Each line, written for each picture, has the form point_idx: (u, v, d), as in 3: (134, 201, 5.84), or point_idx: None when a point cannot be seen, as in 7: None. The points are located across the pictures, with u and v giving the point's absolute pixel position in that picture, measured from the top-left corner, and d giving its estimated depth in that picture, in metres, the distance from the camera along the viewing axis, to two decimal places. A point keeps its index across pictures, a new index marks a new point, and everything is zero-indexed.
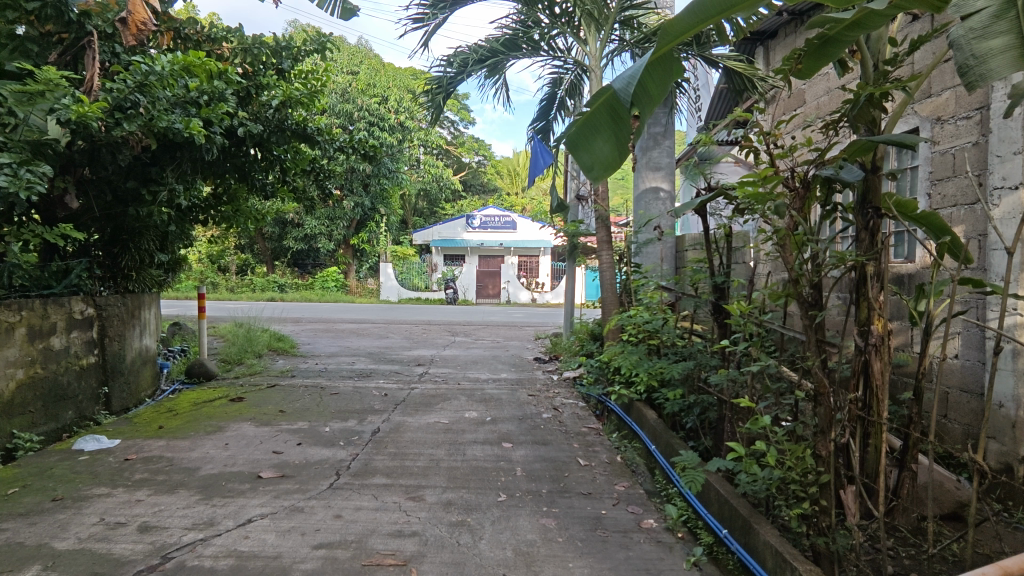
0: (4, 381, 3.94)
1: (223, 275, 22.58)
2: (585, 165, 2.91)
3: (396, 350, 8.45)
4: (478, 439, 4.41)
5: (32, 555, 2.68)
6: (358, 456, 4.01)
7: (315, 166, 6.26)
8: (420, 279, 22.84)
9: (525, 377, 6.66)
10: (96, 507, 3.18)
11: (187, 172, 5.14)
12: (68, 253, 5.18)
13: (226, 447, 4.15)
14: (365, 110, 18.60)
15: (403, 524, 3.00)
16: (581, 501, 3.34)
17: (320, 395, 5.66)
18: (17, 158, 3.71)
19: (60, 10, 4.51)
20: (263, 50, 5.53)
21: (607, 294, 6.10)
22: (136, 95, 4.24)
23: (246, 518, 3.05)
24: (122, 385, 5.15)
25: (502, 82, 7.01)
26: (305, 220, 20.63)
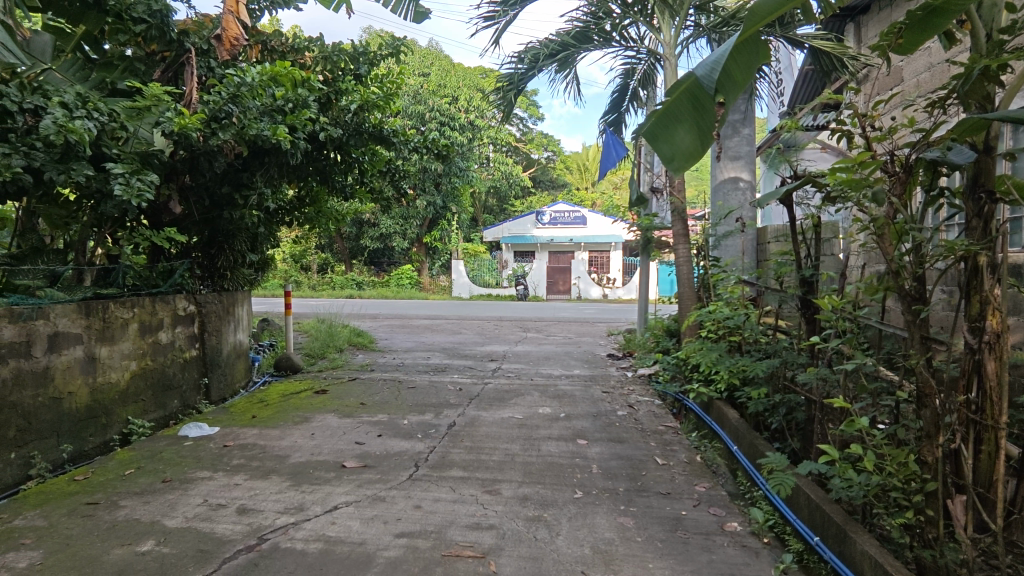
0: (121, 371, 4.34)
1: (305, 274, 23.84)
2: (665, 157, 2.84)
3: (469, 346, 8.59)
4: (553, 435, 4.41)
5: (146, 530, 2.93)
6: (435, 449, 4.11)
7: (391, 167, 6.47)
8: (491, 276, 23.05)
9: (598, 374, 6.60)
10: (200, 489, 3.44)
11: (274, 176, 5.44)
12: (172, 254, 5.57)
13: (312, 437, 4.37)
14: (436, 110, 19.01)
15: (480, 517, 3.05)
16: (660, 501, 3.27)
17: (398, 388, 5.86)
18: (129, 168, 4.04)
19: (163, 31, 4.88)
20: (342, 57, 5.77)
21: (684, 289, 5.92)
22: (230, 106, 4.52)
23: (332, 505, 3.20)
24: (219, 377, 5.55)
25: (573, 76, 6.95)
26: (380, 220, 21.34)
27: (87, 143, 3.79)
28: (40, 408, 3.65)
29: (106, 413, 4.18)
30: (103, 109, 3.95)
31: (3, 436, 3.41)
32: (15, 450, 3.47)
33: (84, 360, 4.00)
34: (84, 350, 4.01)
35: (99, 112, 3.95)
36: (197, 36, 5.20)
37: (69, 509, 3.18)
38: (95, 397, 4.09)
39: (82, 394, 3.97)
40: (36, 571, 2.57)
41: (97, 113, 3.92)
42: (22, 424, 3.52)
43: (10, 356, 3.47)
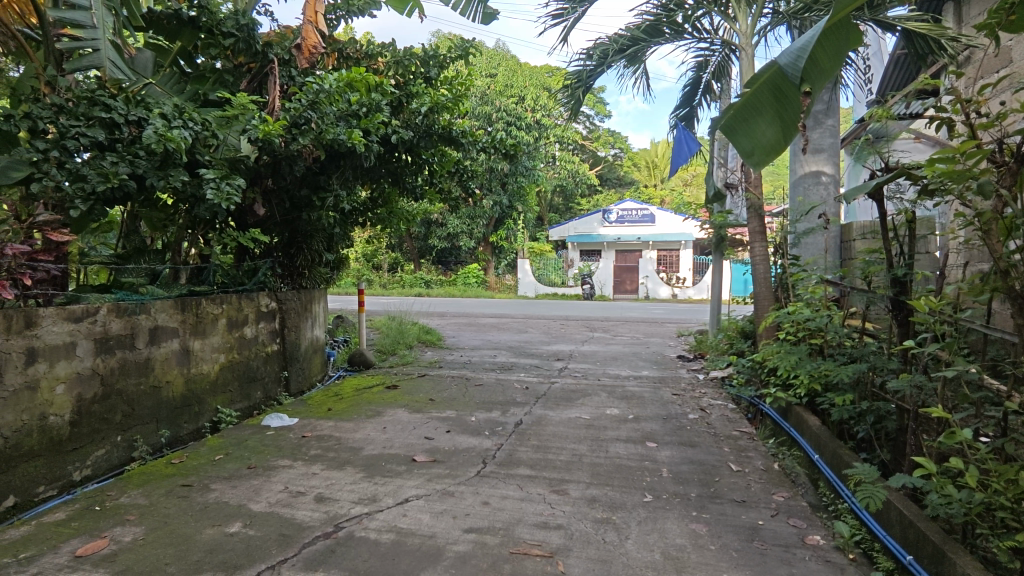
0: (211, 363, 4.64)
1: (377, 272, 24.61)
2: (745, 151, 2.76)
3: (536, 345, 8.60)
4: (621, 437, 4.34)
5: (235, 513, 3.12)
6: (503, 446, 4.14)
7: (459, 168, 6.57)
8: (556, 275, 23.01)
9: (668, 376, 6.43)
10: (282, 476, 3.63)
11: (349, 178, 5.68)
12: (256, 254, 5.89)
13: (384, 431, 4.51)
14: (503, 111, 19.19)
15: (548, 517, 3.04)
16: (735, 509, 3.14)
17: (466, 385, 5.95)
18: (219, 173, 4.32)
19: (250, 43, 5.17)
20: (413, 61, 5.93)
21: (761, 289, 5.66)
22: (309, 112, 4.73)
23: (404, 498, 3.29)
24: (298, 370, 5.84)
25: (644, 71, 6.80)
26: (448, 220, 21.73)
27: (184, 151, 4.09)
28: (142, 395, 3.96)
29: (198, 401, 4.49)
30: (197, 119, 4.25)
31: (111, 420, 3.72)
32: (121, 433, 3.78)
33: (179, 352, 4.30)
34: (179, 343, 4.32)
35: (194, 122, 4.25)
36: (280, 47, 5.42)
37: (166, 490, 3.44)
38: (188, 386, 4.40)
39: (177, 383, 4.28)
40: (139, 545, 2.79)
41: (192, 122, 4.22)
42: (127, 410, 3.83)
43: (117, 347, 3.78)
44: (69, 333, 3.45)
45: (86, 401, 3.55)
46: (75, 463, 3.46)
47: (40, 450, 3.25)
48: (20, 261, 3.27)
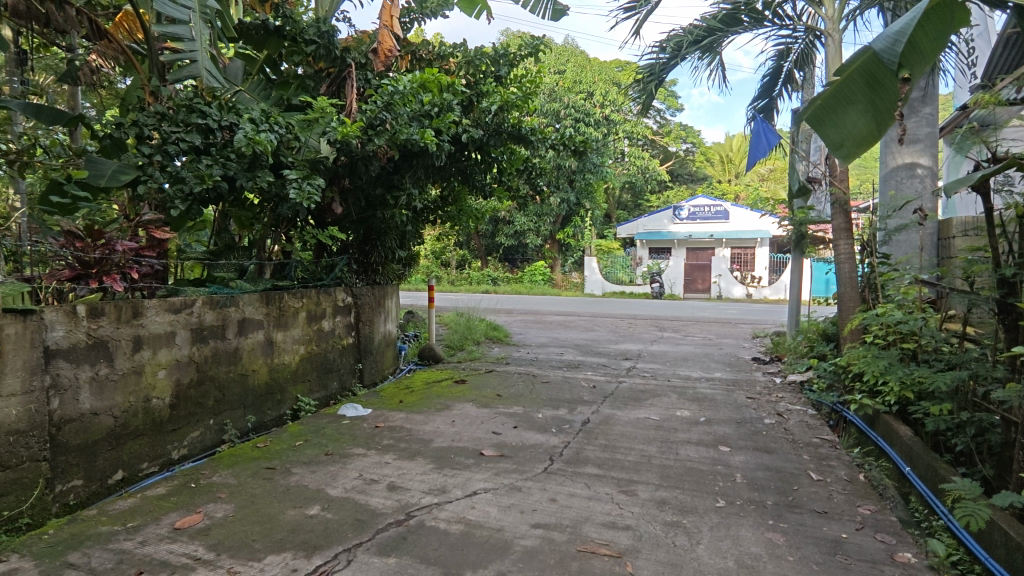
0: (293, 354, 4.91)
1: (445, 269, 25.04)
2: (833, 143, 2.71)
3: (602, 343, 8.51)
4: (692, 440, 4.22)
5: (314, 496, 3.29)
6: (570, 444, 4.13)
7: (528, 165, 6.59)
8: (624, 273, 22.68)
9: (742, 378, 6.20)
10: (357, 464, 3.78)
11: (421, 178, 5.84)
12: (333, 251, 6.15)
13: (453, 424, 4.61)
14: (571, 107, 18.99)
15: (616, 516, 3.01)
16: (815, 520, 2.99)
17: (533, 382, 5.98)
18: (301, 173, 4.54)
19: (329, 49, 5.40)
20: (484, 60, 5.99)
21: (846, 289, 5.35)
22: (384, 114, 4.90)
23: (472, 490, 3.35)
24: (371, 363, 6.07)
25: (720, 62, 6.57)
26: (515, 217, 21.79)
27: (270, 154, 4.34)
28: (231, 382, 4.25)
29: (281, 390, 4.76)
30: (282, 123, 4.50)
31: (204, 404, 4.01)
32: (213, 417, 4.07)
33: (264, 343, 4.57)
34: (264, 334, 4.59)
35: (279, 126, 4.51)
36: (357, 52, 5.63)
37: (253, 471, 3.67)
38: (272, 375, 4.67)
39: (262, 372, 4.56)
40: (229, 521, 3.00)
41: (278, 126, 4.49)
42: (218, 395, 4.12)
43: (210, 337, 4.07)
44: (169, 323, 3.75)
45: (184, 385, 3.84)
46: (173, 443, 3.76)
47: (144, 430, 3.55)
48: (128, 257, 3.57)
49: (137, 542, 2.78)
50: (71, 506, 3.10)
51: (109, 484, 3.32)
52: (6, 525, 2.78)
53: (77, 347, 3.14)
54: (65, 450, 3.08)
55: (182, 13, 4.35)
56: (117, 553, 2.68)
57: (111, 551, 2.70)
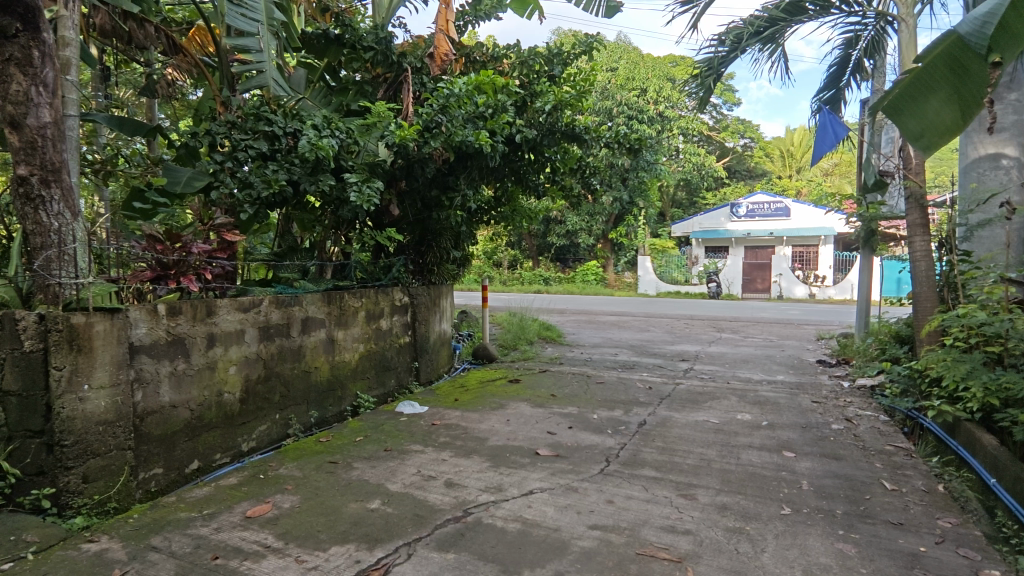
0: (353, 352, 5.06)
1: (497, 269, 25.18)
2: (913, 133, 2.81)
3: (658, 344, 8.37)
4: (754, 444, 4.09)
5: (375, 491, 3.38)
6: (627, 446, 4.08)
7: (581, 164, 6.53)
8: (679, 272, 22.22)
9: (807, 382, 5.95)
10: (415, 460, 3.86)
11: (476, 179, 5.92)
12: (390, 252, 6.29)
13: (508, 423, 4.63)
14: (624, 104, 18.93)
15: (676, 520, 2.95)
16: (890, 532, 2.84)
17: (587, 382, 5.94)
18: (361, 177, 4.66)
19: (386, 55, 5.55)
20: (537, 60, 6.01)
21: (921, 288, 5.05)
22: (440, 116, 4.97)
23: (528, 489, 3.36)
24: (427, 361, 6.18)
25: (783, 53, 6.32)
26: (567, 217, 21.70)
27: (332, 158, 4.48)
28: (296, 378, 4.42)
29: (342, 386, 4.91)
30: (343, 128, 4.66)
31: (271, 399, 4.19)
32: (279, 411, 4.25)
33: (325, 341, 4.74)
34: (326, 333, 4.75)
35: (340, 131, 4.67)
36: (413, 56, 5.74)
37: (317, 465, 3.81)
38: (333, 372, 4.83)
39: (324, 368, 4.72)
40: (296, 512, 3.12)
41: (338, 132, 4.65)
42: (284, 391, 4.30)
43: (276, 335, 4.25)
44: (239, 321, 3.94)
45: (252, 381, 4.03)
46: (243, 436, 3.94)
47: (217, 423, 3.75)
48: (202, 258, 3.77)
49: (213, 529, 2.94)
50: (152, 493, 3.31)
51: (187, 473, 3.53)
52: (96, 508, 3.00)
53: (158, 344, 3.36)
54: (147, 440, 3.29)
55: (250, 26, 4.56)
56: (195, 538, 2.84)
57: (189, 536, 2.86)
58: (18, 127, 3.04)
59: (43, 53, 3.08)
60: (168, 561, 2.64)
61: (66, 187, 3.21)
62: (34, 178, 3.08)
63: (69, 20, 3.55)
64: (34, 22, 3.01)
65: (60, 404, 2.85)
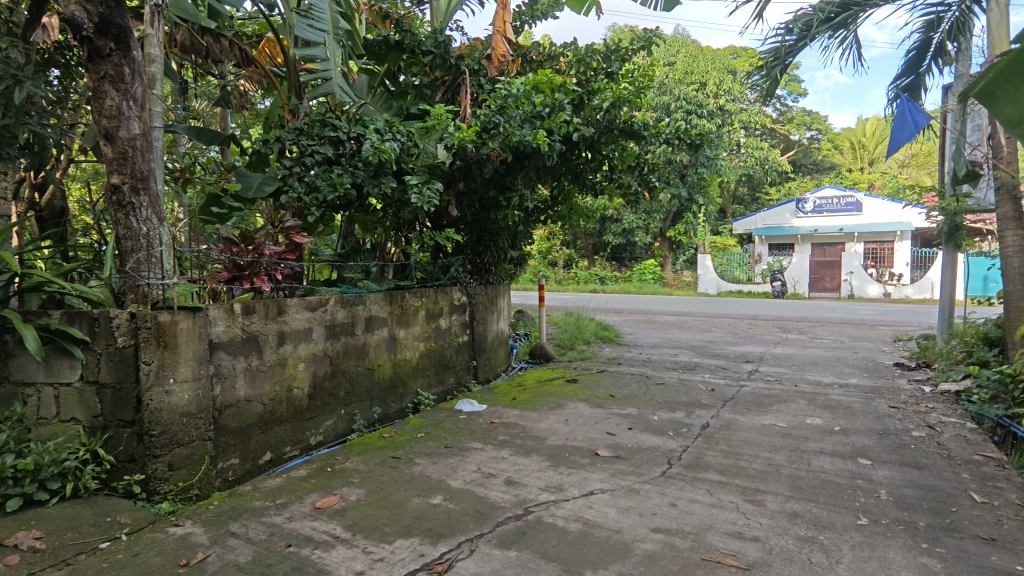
0: (413, 350, 5.18)
1: (552, 269, 25.02)
2: (1011, 120, 2.64)
3: (720, 345, 8.12)
4: (826, 450, 3.91)
5: (437, 486, 3.45)
6: (689, 448, 3.98)
7: (640, 161, 6.43)
8: (741, 271, 21.50)
9: (883, 385, 5.63)
10: (475, 458, 3.91)
11: (533, 178, 5.94)
12: (448, 252, 6.38)
13: (567, 423, 4.62)
14: (682, 99, 18.52)
15: (743, 527, 2.86)
16: (980, 547, 2.65)
17: (647, 383, 5.84)
18: (421, 179, 4.75)
19: (444, 58, 5.63)
20: (595, 57, 5.99)
21: (1014, 287, 4.69)
22: (498, 117, 5.00)
23: (589, 490, 3.33)
24: (485, 360, 6.25)
25: (855, 39, 6.02)
26: (623, 215, 21.36)
27: (393, 161, 4.60)
28: (360, 375, 4.56)
29: (403, 383, 5.03)
30: (403, 131, 4.77)
31: (337, 395, 4.34)
32: (344, 407, 4.40)
33: (387, 340, 4.86)
34: (388, 332, 4.88)
35: (401, 135, 4.80)
36: (470, 58, 5.81)
37: (380, 459, 3.92)
38: (395, 369, 4.95)
39: (386, 366, 4.85)
40: (362, 505, 3.23)
41: (399, 135, 4.76)
42: (349, 387, 4.45)
43: (342, 333, 4.40)
44: (308, 320, 4.11)
45: (320, 377, 4.19)
46: (311, 430, 4.10)
47: (288, 417, 3.91)
48: (273, 260, 3.95)
49: (286, 518, 3.08)
50: (230, 481, 3.49)
51: (260, 464, 3.70)
52: (180, 495, 3.19)
53: (234, 341, 3.54)
54: (225, 432, 3.48)
55: (317, 36, 4.74)
56: (269, 526, 2.98)
57: (264, 524, 3.00)
58: (112, 139, 3.28)
59: (133, 69, 3.31)
60: (245, 546, 2.78)
61: (153, 195, 3.44)
62: (126, 186, 3.31)
63: (155, 38, 3.81)
64: (126, 41, 3.24)
65: (149, 397, 3.06)
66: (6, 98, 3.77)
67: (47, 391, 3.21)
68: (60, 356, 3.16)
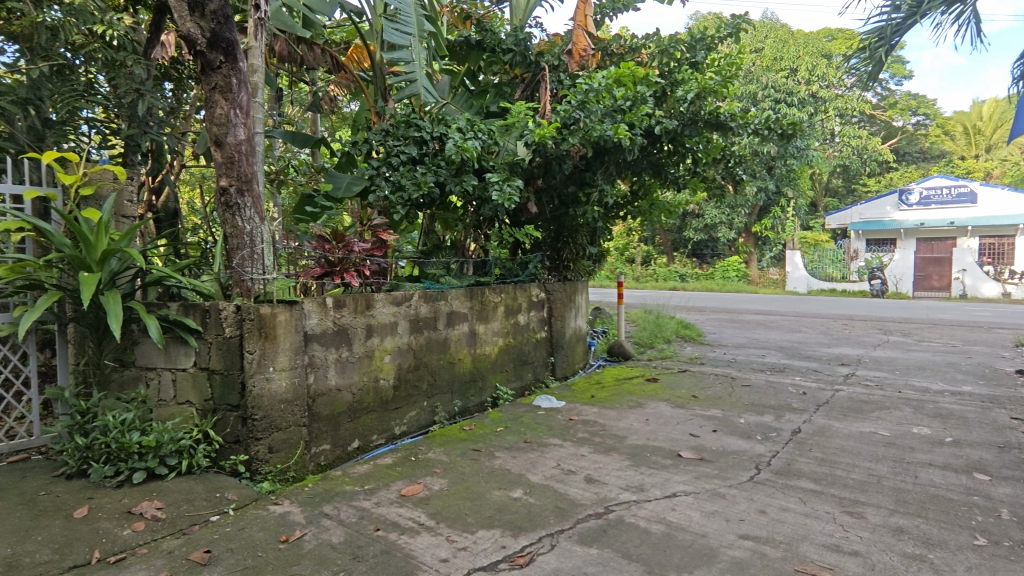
0: (492, 345, 5.26)
1: (630, 266, 24.44)
2: None
3: (813, 347, 7.66)
4: (936, 463, 3.60)
5: (517, 480, 3.49)
6: (779, 454, 3.80)
7: (726, 154, 6.17)
8: (836, 269, 20.23)
9: (1003, 394, 5.11)
10: (554, 454, 3.92)
11: (613, 174, 5.87)
12: (527, 249, 6.42)
13: (647, 423, 4.53)
14: (771, 87, 17.62)
15: (841, 539, 2.69)
16: None
17: (732, 384, 5.62)
18: (501, 176, 4.80)
19: (525, 55, 5.68)
20: (678, 48, 5.83)
21: None
22: (578, 113, 4.99)
23: (672, 491, 3.26)
24: (563, 356, 6.25)
25: (974, 14, 5.49)
26: (705, 210, 20.52)
27: (474, 159, 4.69)
28: (442, 368, 4.69)
29: (482, 378, 5.12)
30: (485, 130, 4.85)
31: (420, 387, 4.49)
32: (427, 399, 4.54)
33: (468, 334, 4.97)
34: (469, 327, 4.99)
35: (482, 133, 4.88)
36: (550, 55, 5.84)
37: (462, 451, 4.01)
38: (475, 363, 5.05)
39: (467, 360, 4.96)
40: (445, 494, 3.32)
41: (481, 133, 4.85)
42: (431, 380, 4.58)
43: (425, 327, 4.54)
44: (393, 314, 4.27)
45: (404, 369, 4.34)
46: (395, 420, 4.26)
47: (375, 407, 4.09)
48: (362, 256, 4.14)
49: (374, 503, 3.22)
50: (322, 466, 3.69)
51: (349, 450, 3.89)
52: (279, 476, 3.42)
53: (327, 333, 3.74)
54: (319, 419, 3.69)
55: (403, 39, 4.90)
56: (359, 510, 3.13)
57: (354, 507, 3.16)
58: (221, 145, 3.55)
59: (239, 79, 3.56)
60: (338, 528, 2.93)
61: (257, 195, 3.69)
62: (232, 188, 3.59)
63: (257, 49, 4.09)
64: (233, 54, 3.50)
65: (252, 383, 3.29)
66: (131, 110, 4.16)
67: (165, 376, 3.52)
68: (177, 344, 3.47)
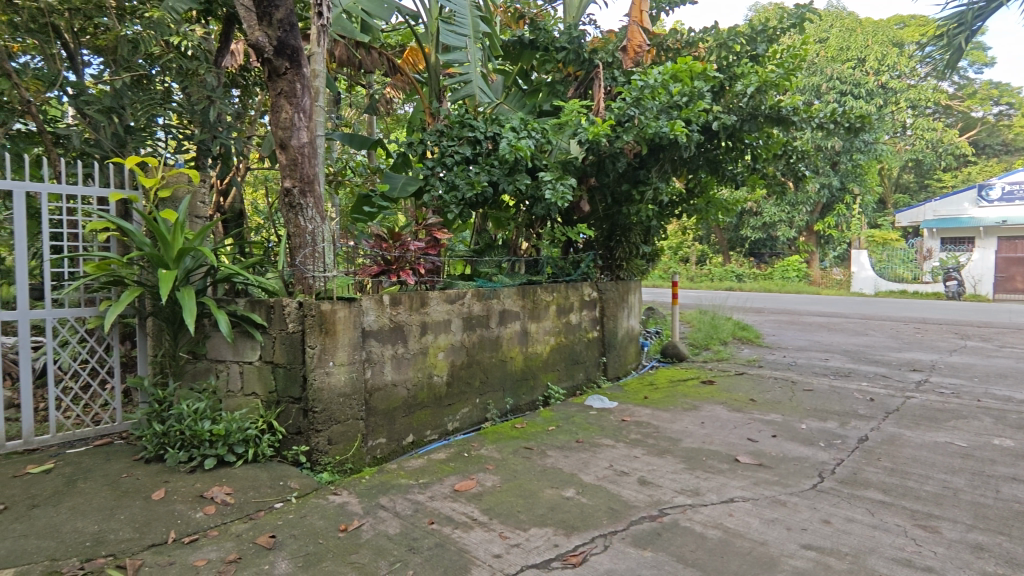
0: (544, 344, 5.26)
1: (684, 265, 23.89)
2: None
3: (881, 351, 7.28)
4: (1020, 477, 3.36)
5: (569, 479, 3.48)
6: (844, 462, 3.63)
7: (788, 149, 5.94)
8: (906, 270, 19.19)
9: None
10: (607, 454, 3.89)
11: (669, 172, 5.74)
12: (579, 248, 6.39)
13: (703, 426, 4.43)
14: (835, 78, 16.82)
15: (912, 554, 2.55)
16: None
17: (793, 389, 5.41)
18: (555, 175, 4.79)
19: (579, 53, 5.65)
20: (738, 40, 5.64)
21: None
22: (633, 109, 4.93)
23: (729, 497, 3.17)
24: (615, 356, 6.19)
25: None
26: (764, 208, 19.81)
27: (528, 158, 4.70)
28: (494, 365, 4.74)
29: (534, 376, 5.14)
30: (538, 128, 4.85)
31: (472, 384, 4.54)
32: (479, 396, 4.59)
33: (520, 333, 4.99)
34: (521, 325, 5.01)
35: (536, 132, 4.88)
36: (604, 52, 5.79)
37: (514, 449, 4.04)
38: (527, 362, 5.08)
39: (519, 358, 4.98)
40: (497, 491, 3.35)
41: (534, 132, 4.85)
42: (483, 377, 4.63)
43: (478, 325, 4.59)
44: (447, 312, 4.34)
45: (457, 366, 4.41)
46: (448, 416, 4.33)
47: (429, 403, 4.17)
48: (417, 254, 4.22)
49: (428, 497, 3.28)
50: (378, 458, 3.79)
51: (404, 444, 3.98)
52: (338, 466, 3.54)
53: (383, 329, 3.84)
54: (375, 413, 3.79)
55: (458, 41, 4.96)
56: (414, 503, 3.20)
57: (410, 500, 3.23)
58: (286, 148, 3.70)
59: (302, 85, 3.70)
60: (394, 519, 3.01)
61: (318, 196, 3.82)
62: (296, 189, 3.73)
63: (318, 55, 4.23)
64: (298, 60, 3.64)
65: (313, 377, 3.41)
66: (203, 116, 4.40)
67: (233, 368, 3.70)
68: (244, 338, 3.63)
